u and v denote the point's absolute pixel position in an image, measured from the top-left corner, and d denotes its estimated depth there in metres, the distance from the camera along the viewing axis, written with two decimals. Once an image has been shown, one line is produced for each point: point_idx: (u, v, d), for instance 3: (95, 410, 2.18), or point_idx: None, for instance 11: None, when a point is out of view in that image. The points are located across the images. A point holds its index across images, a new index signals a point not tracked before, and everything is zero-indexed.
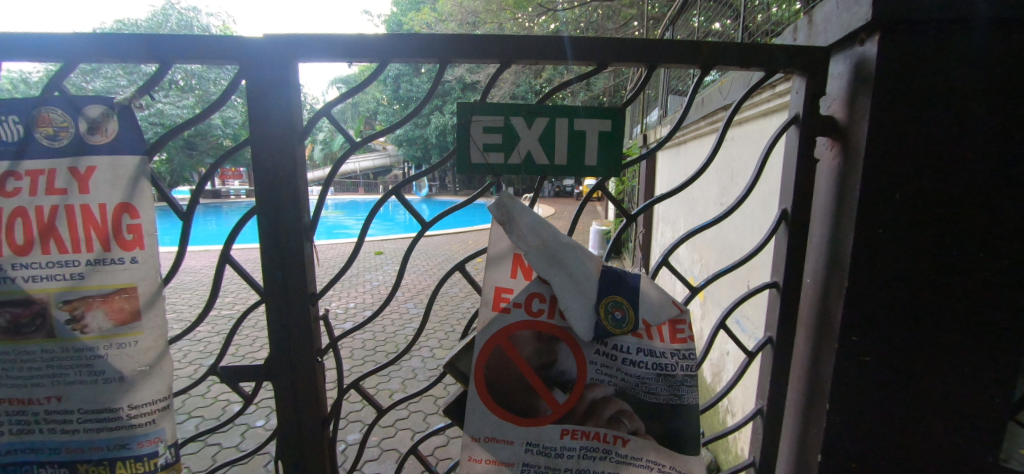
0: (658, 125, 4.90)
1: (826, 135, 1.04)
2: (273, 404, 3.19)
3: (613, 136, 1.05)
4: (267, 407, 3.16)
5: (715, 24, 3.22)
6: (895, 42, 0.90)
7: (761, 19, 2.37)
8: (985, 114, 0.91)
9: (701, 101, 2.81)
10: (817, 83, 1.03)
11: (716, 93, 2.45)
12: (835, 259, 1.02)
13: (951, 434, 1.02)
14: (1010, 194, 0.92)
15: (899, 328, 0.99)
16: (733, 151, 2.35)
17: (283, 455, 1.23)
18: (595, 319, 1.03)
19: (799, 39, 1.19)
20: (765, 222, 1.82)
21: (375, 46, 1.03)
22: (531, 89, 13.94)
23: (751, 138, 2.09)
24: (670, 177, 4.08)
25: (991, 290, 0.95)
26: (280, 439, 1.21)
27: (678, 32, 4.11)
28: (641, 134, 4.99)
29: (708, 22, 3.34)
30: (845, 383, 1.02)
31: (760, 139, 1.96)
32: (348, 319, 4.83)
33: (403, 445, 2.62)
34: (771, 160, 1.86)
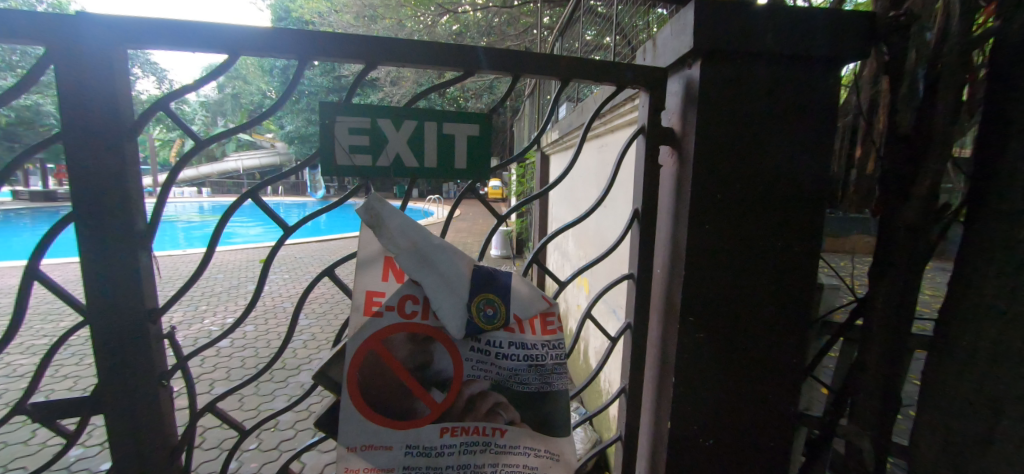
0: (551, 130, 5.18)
1: (666, 144, 1.19)
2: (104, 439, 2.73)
3: (481, 141, 1.10)
4: (98, 444, 2.71)
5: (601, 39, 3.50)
6: (713, 66, 1.05)
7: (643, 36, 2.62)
8: (780, 127, 1.09)
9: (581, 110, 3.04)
10: (658, 99, 1.18)
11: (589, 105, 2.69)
12: (675, 253, 1.16)
13: (770, 397, 1.20)
14: (801, 193, 1.10)
15: (728, 308, 1.14)
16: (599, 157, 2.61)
17: None
18: (467, 316, 1.06)
19: (646, 59, 1.34)
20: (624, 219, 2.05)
21: (224, 36, 0.95)
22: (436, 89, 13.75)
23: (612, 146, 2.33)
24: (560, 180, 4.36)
25: (793, 274, 1.14)
26: None
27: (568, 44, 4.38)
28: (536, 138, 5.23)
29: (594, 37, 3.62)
30: (686, 361, 1.15)
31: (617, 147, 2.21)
32: None
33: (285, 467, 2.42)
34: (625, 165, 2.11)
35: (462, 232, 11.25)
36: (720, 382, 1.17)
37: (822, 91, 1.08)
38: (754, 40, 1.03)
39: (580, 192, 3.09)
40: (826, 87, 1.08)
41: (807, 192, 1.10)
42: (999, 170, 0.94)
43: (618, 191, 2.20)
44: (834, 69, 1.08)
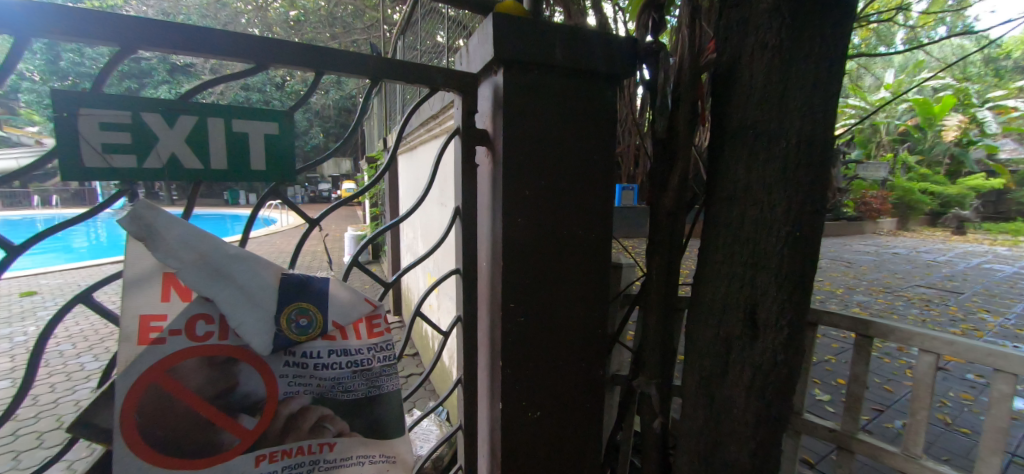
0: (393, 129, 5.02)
1: (482, 145, 1.25)
2: None
3: (281, 140, 1.02)
4: None
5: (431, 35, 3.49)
6: (512, 74, 1.15)
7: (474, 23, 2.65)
8: (574, 130, 1.23)
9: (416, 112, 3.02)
10: (471, 102, 1.24)
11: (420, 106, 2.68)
12: (494, 246, 1.22)
13: (586, 367, 1.34)
14: (594, 186, 1.27)
15: (543, 293, 1.24)
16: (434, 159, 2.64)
17: None
18: (274, 330, 0.97)
19: (461, 64, 1.40)
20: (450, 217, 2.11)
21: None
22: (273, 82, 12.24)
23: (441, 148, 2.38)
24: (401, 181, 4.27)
25: (595, 258, 1.29)
26: None
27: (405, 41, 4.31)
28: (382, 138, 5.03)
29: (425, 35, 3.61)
30: (509, 344, 1.23)
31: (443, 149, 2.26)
32: None
33: None
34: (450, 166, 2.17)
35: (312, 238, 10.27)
36: (541, 360, 1.27)
37: (604, 99, 1.25)
38: (546, 53, 1.15)
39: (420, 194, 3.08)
40: (607, 96, 1.26)
41: (597, 185, 1.27)
42: (724, 163, 1.18)
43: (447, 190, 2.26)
44: (611, 81, 1.26)
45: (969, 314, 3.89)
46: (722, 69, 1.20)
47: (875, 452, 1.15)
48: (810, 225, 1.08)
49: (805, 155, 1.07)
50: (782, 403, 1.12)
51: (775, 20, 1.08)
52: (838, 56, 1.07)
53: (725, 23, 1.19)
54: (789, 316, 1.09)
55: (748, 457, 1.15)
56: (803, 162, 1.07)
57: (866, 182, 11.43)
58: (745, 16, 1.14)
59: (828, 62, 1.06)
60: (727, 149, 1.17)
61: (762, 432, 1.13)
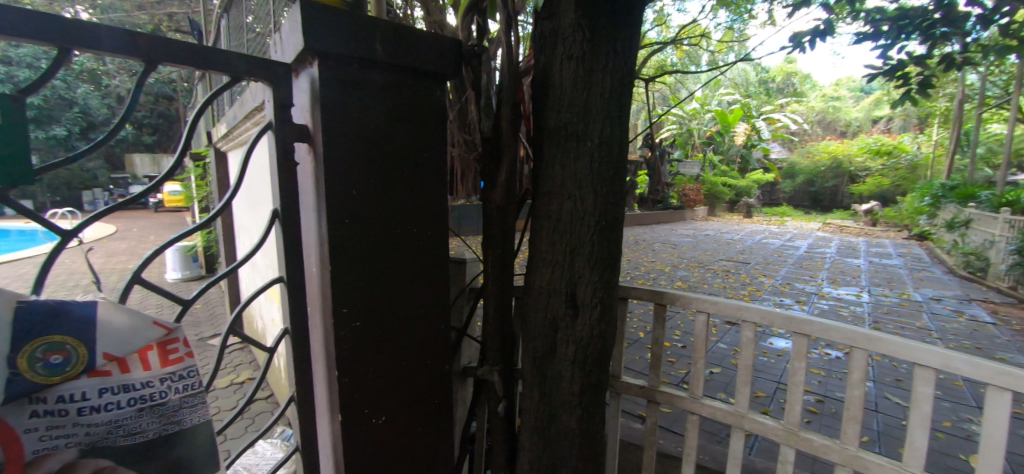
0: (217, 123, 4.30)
1: (301, 141, 1.16)
2: None
3: (4, 132, 0.80)
4: None
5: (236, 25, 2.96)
6: (330, 67, 1.09)
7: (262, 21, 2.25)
8: (403, 127, 1.22)
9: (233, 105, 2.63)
10: (283, 95, 1.14)
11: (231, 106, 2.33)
12: (322, 249, 1.15)
13: (430, 363, 1.35)
14: (426, 184, 1.28)
15: (378, 295, 1.21)
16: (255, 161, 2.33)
17: None
18: (5, 374, 0.72)
19: (276, 54, 1.29)
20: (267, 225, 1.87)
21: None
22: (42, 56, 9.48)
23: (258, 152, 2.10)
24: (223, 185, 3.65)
25: (431, 256, 1.31)
26: None
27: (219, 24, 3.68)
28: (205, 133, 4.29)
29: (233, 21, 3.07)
30: (344, 350, 1.17)
31: (258, 152, 2.00)
32: None
33: None
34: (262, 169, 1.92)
35: (120, 253, 8.33)
36: (383, 361, 1.25)
37: (431, 99, 1.27)
38: (365, 47, 1.11)
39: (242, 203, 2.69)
40: (434, 96, 1.29)
41: (429, 183, 1.29)
42: (544, 161, 1.29)
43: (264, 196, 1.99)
44: (438, 80, 1.28)
45: (751, 278, 5.02)
46: (538, 75, 1.32)
47: (673, 400, 1.39)
48: (612, 214, 1.24)
49: (606, 153, 1.22)
50: (601, 371, 1.28)
51: (577, 33, 1.22)
52: (628, 68, 1.26)
53: (540, 33, 1.30)
54: (601, 294, 1.24)
55: (577, 424, 1.28)
56: (604, 159, 1.22)
57: (686, 177, 13.83)
58: (554, 28, 1.26)
59: (620, 73, 1.23)
60: (545, 148, 1.29)
61: (585, 399, 1.27)
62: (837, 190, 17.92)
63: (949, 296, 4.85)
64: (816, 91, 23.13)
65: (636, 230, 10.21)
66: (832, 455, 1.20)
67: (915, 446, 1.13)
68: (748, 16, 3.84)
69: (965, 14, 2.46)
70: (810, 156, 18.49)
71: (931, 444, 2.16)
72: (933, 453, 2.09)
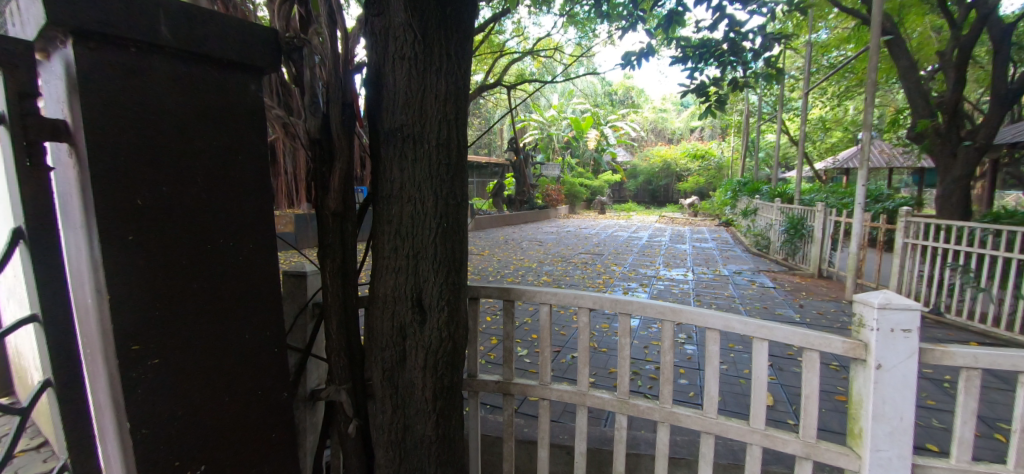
0: None
1: (58, 141, 0.92)
2: None
3: None
4: None
5: None
6: (93, 49, 0.88)
7: None
8: (208, 127, 1.06)
9: None
10: (22, 81, 0.88)
11: None
12: (96, 275, 0.93)
13: (258, 394, 1.19)
14: (240, 191, 1.13)
15: (183, 324, 1.03)
16: None
17: None
18: None
19: (13, 25, 0.99)
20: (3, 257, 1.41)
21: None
22: None
23: None
24: None
25: (252, 271, 1.16)
26: None
27: None
28: None
29: None
30: (135, 397, 0.95)
31: None
32: None
33: None
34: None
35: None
36: (196, 401, 1.06)
37: (243, 95, 1.13)
38: (146, 29, 0.93)
39: None
40: (248, 93, 1.15)
41: (245, 189, 1.14)
42: (383, 164, 1.25)
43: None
44: (251, 75, 1.14)
45: (605, 268, 5.65)
46: (372, 75, 1.27)
47: (525, 389, 1.47)
48: (454, 216, 1.26)
49: (444, 156, 1.23)
50: (453, 372, 1.28)
51: (409, 34, 1.21)
52: (462, 72, 1.29)
53: (372, 31, 1.26)
54: (449, 296, 1.24)
55: (432, 431, 1.26)
56: (442, 161, 1.23)
57: (549, 178, 14.90)
58: (386, 27, 1.24)
59: (454, 76, 1.25)
60: (383, 149, 1.25)
61: (440, 403, 1.26)
62: (669, 188, 21.33)
63: (746, 269, 6.15)
64: (649, 103, 27.14)
65: (508, 230, 10.64)
66: (654, 415, 1.40)
67: (710, 395, 1.38)
68: (591, 34, 4.30)
69: (744, 48, 3.16)
70: (648, 159, 21.60)
71: (735, 389, 2.69)
72: (736, 395, 2.60)
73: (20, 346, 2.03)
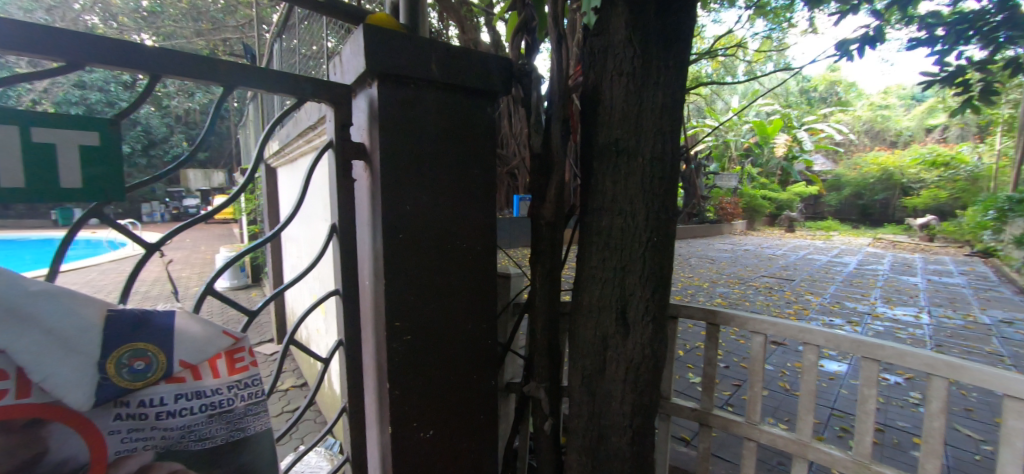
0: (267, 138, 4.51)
1: (360, 159, 1.21)
2: None
3: (105, 154, 0.89)
4: None
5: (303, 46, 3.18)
6: (389, 87, 1.13)
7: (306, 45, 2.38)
8: (457, 144, 1.26)
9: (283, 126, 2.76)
10: (344, 114, 1.19)
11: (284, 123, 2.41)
12: (376, 263, 1.18)
13: (476, 379, 1.35)
14: (474, 197, 1.30)
15: (430, 310, 1.23)
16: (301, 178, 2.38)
17: None
18: (97, 378, 0.82)
19: (335, 74, 1.34)
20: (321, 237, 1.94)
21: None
22: (120, 84, 10.71)
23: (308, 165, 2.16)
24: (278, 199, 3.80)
25: (479, 269, 1.32)
26: None
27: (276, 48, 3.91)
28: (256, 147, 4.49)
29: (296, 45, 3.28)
30: (396, 364, 1.19)
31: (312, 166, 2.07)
32: None
33: None
34: (319, 181, 1.99)
35: (174, 261, 8.86)
36: (434, 377, 1.26)
37: (482, 116, 1.31)
38: (424, 68, 1.16)
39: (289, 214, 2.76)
40: (486, 113, 1.32)
41: (478, 198, 1.31)
42: (595, 177, 1.30)
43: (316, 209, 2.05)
44: (487, 97, 1.31)
45: (797, 297, 4.80)
46: (588, 91, 1.32)
47: (728, 424, 1.34)
48: (664, 230, 1.24)
49: (657, 170, 1.22)
50: (652, 391, 1.26)
51: (628, 50, 1.22)
52: (680, 83, 1.25)
53: (589, 50, 1.31)
54: (653, 313, 1.24)
55: (628, 446, 1.26)
56: (655, 176, 1.22)
57: (723, 189, 13.46)
58: (605, 44, 1.27)
59: (672, 88, 1.23)
60: (595, 164, 1.29)
61: (637, 420, 1.25)
62: (887, 204, 17.01)
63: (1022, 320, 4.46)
64: (861, 100, 22.23)
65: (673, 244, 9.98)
66: None
67: None
68: (785, 25, 3.71)
69: None
70: (857, 168, 17.65)
71: None
72: None
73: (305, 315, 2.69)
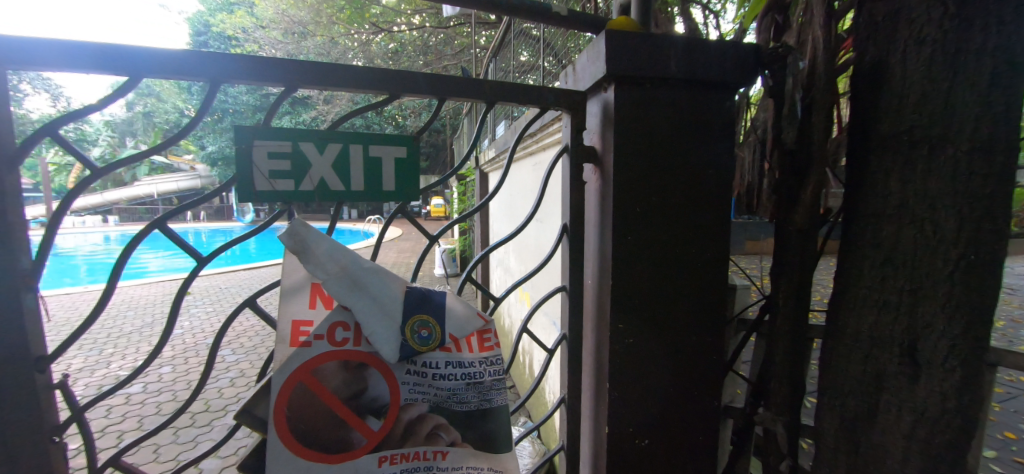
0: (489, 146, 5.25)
1: (590, 162, 1.26)
2: None
3: (410, 163, 1.11)
4: None
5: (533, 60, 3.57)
6: (626, 90, 1.15)
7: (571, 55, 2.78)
8: (691, 144, 1.20)
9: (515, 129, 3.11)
10: (579, 120, 1.25)
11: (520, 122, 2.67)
12: (603, 265, 1.23)
13: (697, 395, 1.29)
14: (706, 200, 1.23)
15: (653, 316, 1.23)
16: (529, 176, 2.61)
17: None
18: (401, 339, 1.05)
19: (569, 83, 1.43)
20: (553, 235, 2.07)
21: (70, 50, 0.87)
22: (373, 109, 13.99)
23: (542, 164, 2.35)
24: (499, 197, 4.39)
25: (704, 276, 1.25)
26: None
27: (499, 64, 4.47)
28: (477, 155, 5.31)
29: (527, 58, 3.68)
30: (618, 365, 1.22)
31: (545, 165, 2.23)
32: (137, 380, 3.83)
33: None
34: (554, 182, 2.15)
35: (405, 251, 11.09)
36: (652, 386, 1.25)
37: (720, 112, 1.21)
38: (663, 66, 1.14)
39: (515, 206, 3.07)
40: (724, 107, 1.22)
41: (711, 202, 1.23)
42: (869, 178, 1.06)
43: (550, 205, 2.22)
44: (726, 91, 1.21)
45: None
46: (865, 71, 1.08)
47: None
48: (991, 248, 0.93)
49: (982, 166, 0.91)
50: (953, 456, 0.99)
51: (934, 12, 0.95)
52: None
53: (869, 19, 1.07)
54: (962, 356, 0.95)
55: None
56: (978, 173, 0.92)
57: None
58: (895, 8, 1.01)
59: (1015, 51, 0.89)
60: (871, 161, 1.06)
61: None
62: None
63: None
64: None
65: None
66: None
67: None
68: None
69: None
70: None
71: None
72: None
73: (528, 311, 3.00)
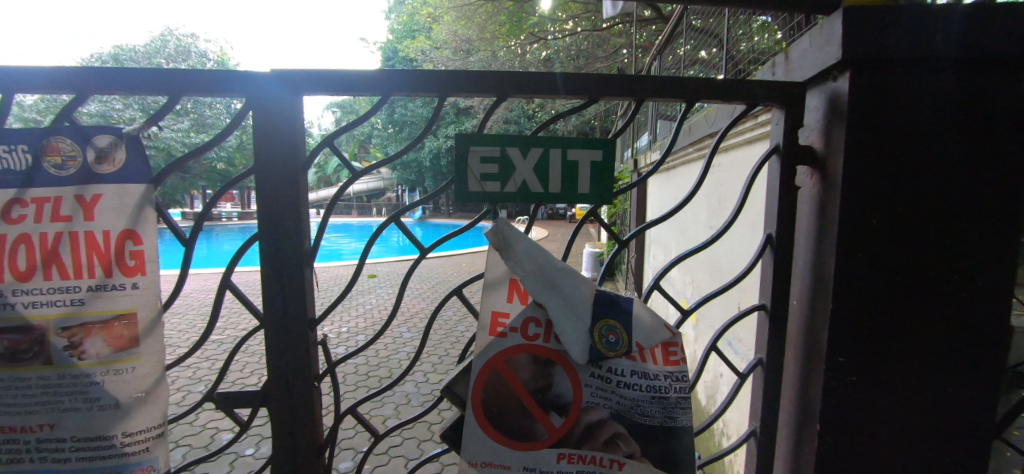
0: (647, 149, 5.06)
1: (806, 164, 1.09)
2: (264, 431, 3.10)
3: (604, 166, 1.11)
4: (257, 435, 3.07)
5: (701, 53, 3.32)
6: (865, 77, 0.95)
7: (744, 48, 2.55)
8: (960, 142, 0.95)
9: (688, 128, 2.90)
10: (795, 116, 1.09)
11: (703, 122, 2.47)
12: (819, 285, 1.05)
13: (944, 458, 1.03)
14: (981, 214, 0.96)
15: (887, 352, 1.01)
16: (720, 177, 2.39)
17: (277, 462, 1.21)
18: (589, 342, 1.05)
19: (777, 74, 1.26)
20: (752, 246, 1.85)
21: (341, 78, 1.09)
22: (523, 115, 14.83)
23: (737, 165, 2.13)
24: (661, 201, 4.18)
25: (968, 309, 0.98)
26: (277, 448, 1.21)
27: (662, 61, 4.27)
28: (633, 158, 5.18)
29: (694, 51, 3.44)
30: (835, 405, 1.03)
31: (745, 167, 2.01)
32: (340, 344, 4.75)
33: (411, 453, 2.74)
34: (757, 187, 1.92)
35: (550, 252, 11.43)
36: (879, 436, 1.04)
37: (1011, 99, 0.93)
38: (922, 43, 0.92)
39: (693, 213, 2.86)
40: (1016, 92, 0.93)
41: (990, 217, 0.96)
42: None
43: (745, 214, 2.00)
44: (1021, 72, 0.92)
45: None
46: None
47: None
48: None
49: None
50: None
51: None
52: None
53: None
54: None
55: None
56: None
57: None
58: None
59: None
60: None
61: None
62: None
63: None
64: None
65: None
66: None
67: None
68: None
69: None
70: None
71: None
72: None
73: (699, 332, 2.77)
